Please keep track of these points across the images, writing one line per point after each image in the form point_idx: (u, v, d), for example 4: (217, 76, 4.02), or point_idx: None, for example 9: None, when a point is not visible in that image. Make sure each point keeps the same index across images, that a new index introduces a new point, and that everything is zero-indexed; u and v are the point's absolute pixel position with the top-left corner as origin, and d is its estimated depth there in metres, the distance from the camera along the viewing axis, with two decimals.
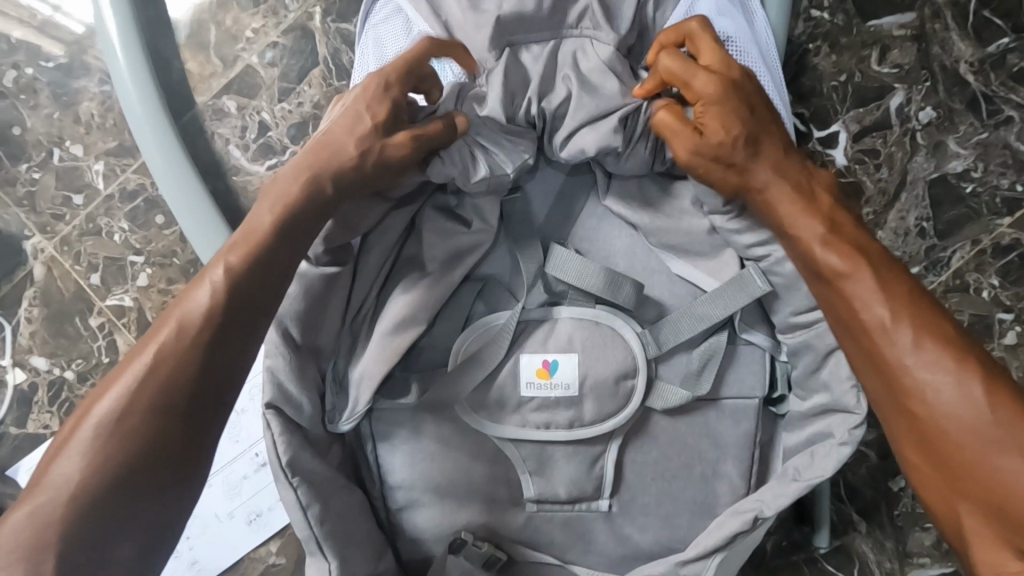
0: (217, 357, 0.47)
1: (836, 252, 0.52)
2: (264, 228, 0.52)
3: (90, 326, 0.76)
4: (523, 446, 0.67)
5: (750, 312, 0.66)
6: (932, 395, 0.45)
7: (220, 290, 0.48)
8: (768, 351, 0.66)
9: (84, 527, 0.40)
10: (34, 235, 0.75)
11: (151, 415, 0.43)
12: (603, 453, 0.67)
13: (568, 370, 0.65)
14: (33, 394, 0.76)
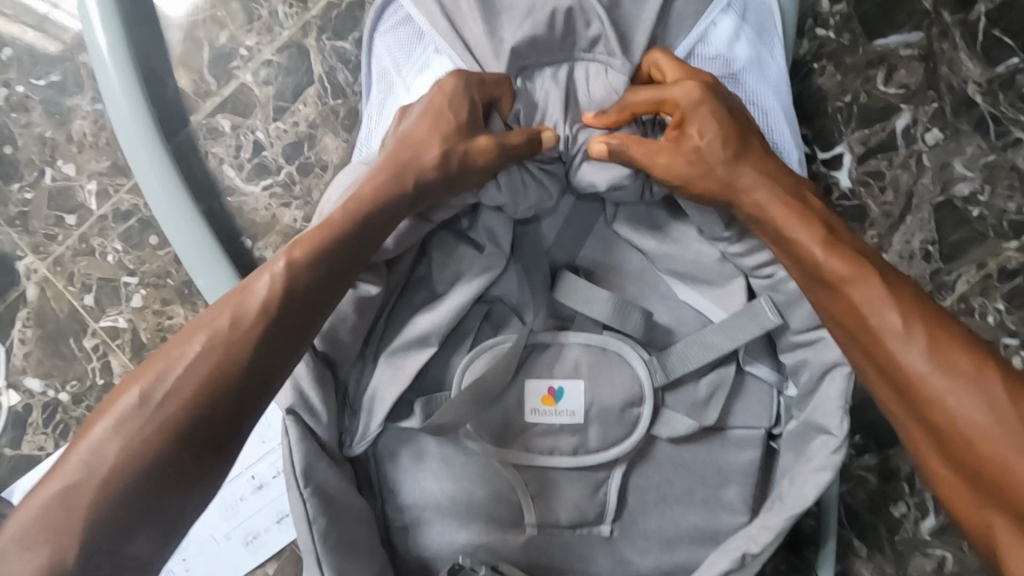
0: (263, 355, 0.45)
1: (845, 260, 0.50)
2: (332, 224, 0.51)
3: (85, 347, 0.75)
4: (525, 470, 0.66)
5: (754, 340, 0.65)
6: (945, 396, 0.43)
7: (278, 284, 0.47)
8: (768, 382, 0.65)
9: (107, 515, 0.38)
10: (26, 255, 0.74)
11: (193, 403, 0.41)
12: (605, 478, 0.67)
13: (573, 396, 0.65)
14: (28, 415, 0.75)
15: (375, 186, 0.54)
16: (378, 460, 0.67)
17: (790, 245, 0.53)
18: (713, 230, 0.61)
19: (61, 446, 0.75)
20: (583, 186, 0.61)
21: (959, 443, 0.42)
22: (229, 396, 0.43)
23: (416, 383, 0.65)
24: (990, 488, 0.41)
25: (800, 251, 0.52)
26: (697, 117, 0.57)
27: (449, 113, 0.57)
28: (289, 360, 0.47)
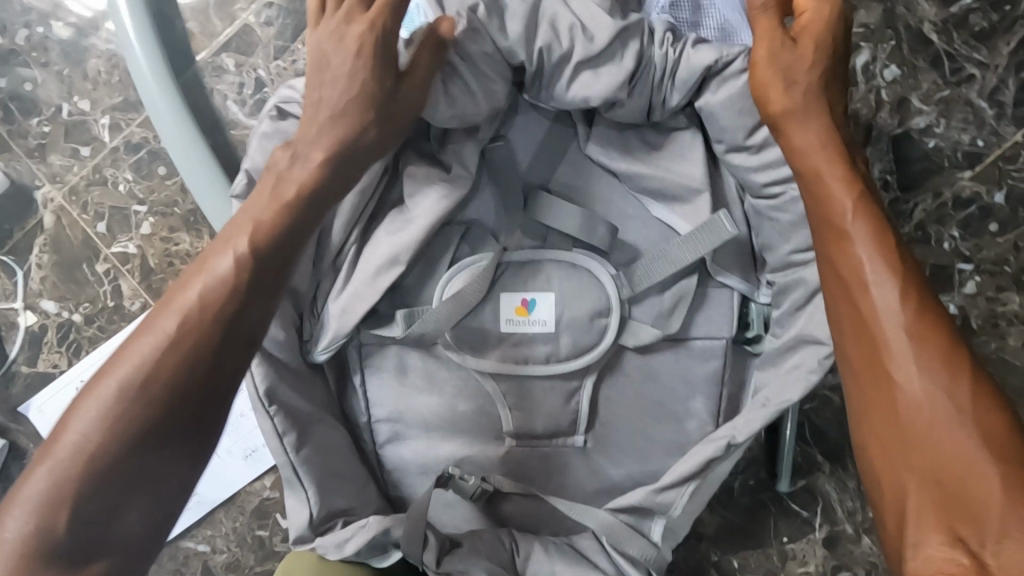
0: (220, 346, 0.51)
1: (867, 238, 0.53)
2: (269, 215, 0.56)
3: (97, 272, 0.80)
4: (503, 381, 0.71)
5: (726, 252, 0.68)
6: (908, 385, 0.49)
7: (232, 276, 0.52)
8: (739, 292, 0.69)
9: (96, 493, 0.45)
10: (44, 185, 0.80)
11: (163, 390, 0.48)
12: (577, 388, 0.71)
13: (546, 307, 0.69)
14: (44, 334, 0.80)
15: (310, 165, 0.58)
16: (362, 365, 0.73)
17: (820, 184, 0.56)
18: (735, 138, 0.63)
19: (74, 364, 0.80)
20: (570, 100, 0.64)
21: (905, 418, 0.48)
22: (194, 386, 0.49)
23: (402, 295, 0.71)
24: (921, 471, 0.47)
25: (824, 197, 0.55)
26: (763, 66, 0.59)
27: (359, 81, 0.58)
28: (245, 350, 0.52)
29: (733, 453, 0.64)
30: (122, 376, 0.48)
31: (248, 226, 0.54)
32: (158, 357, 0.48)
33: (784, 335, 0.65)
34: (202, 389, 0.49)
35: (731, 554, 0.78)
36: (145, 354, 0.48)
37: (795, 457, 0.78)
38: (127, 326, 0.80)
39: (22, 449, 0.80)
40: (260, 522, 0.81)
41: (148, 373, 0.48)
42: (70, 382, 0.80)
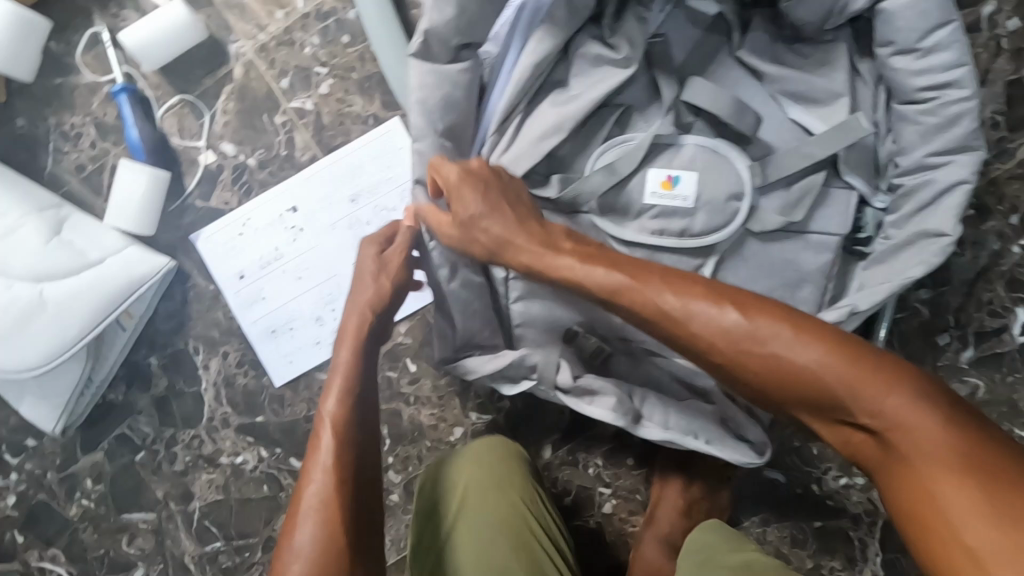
0: (357, 425, 0.65)
1: (589, 261, 0.64)
2: (343, 374, 0.66)
3: (275, 122, 0.89)
4: (635, 250, 0.79)
5: (855, 156, 0.77)
6: (741, 330, 0.57)
7: (340, 419, 0.64)
8: (858, 194, 0.78)
9: (344, 527, 0.59)
10: (239, 40, 0.90)
11: (340, 458, 0.62)
12: (699, 266, 0.80)
13: (688, 184, 0.78)
14: (219, 173, 0.90)
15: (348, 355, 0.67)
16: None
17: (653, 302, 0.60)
18: (906, 41, 0.70)
19: (244, 203, 0.90)
20: None
21: (863, 406, 0.52)
22: (349, 460, 0.63)
23: (556, 162, 0.80)
24: (789, 387, 0.55)
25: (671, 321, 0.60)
26: (512, 242, 0.68)
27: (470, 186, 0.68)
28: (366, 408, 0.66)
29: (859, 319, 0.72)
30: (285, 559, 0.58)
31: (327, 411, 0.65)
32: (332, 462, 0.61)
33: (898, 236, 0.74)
34: (356, 428, 0.64)
35: (812, 442, 0.87)
36: (314, 499, 0.60)
37: None
38: (294, 175, 0.89)
39: (188, 271, 0.91)
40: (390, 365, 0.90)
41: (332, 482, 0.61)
42: (240, 218, 0.90)
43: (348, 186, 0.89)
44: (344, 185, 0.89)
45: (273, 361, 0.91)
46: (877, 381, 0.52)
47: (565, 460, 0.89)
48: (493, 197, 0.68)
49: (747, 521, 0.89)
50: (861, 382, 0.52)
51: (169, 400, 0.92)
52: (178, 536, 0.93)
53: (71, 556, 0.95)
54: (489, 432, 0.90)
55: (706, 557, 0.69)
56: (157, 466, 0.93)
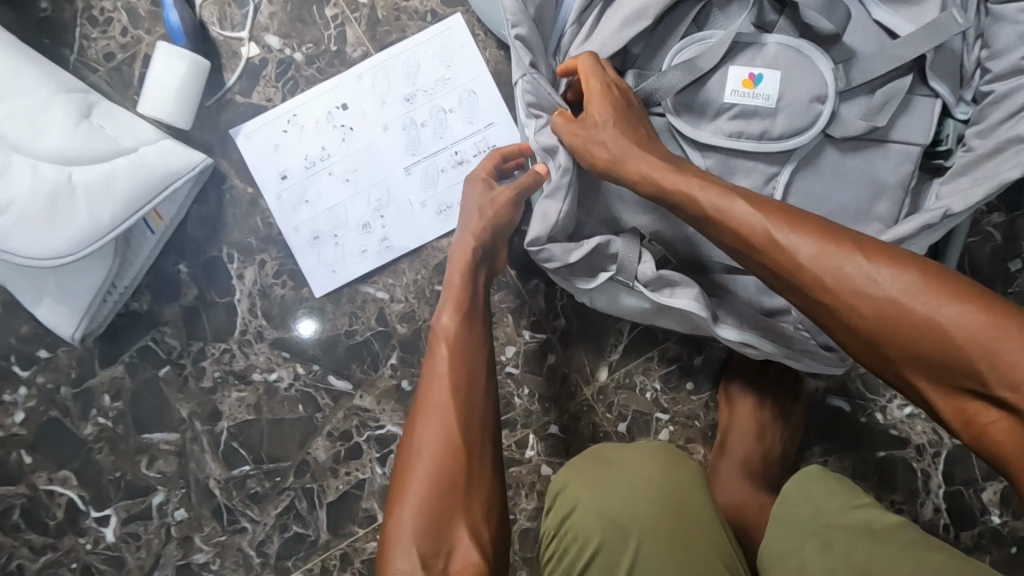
0: (474, 344, 0.68)
1: (710, 188, 0.59)
2: (455, 284, 0.71)
3: (325, 15, 0.84)
4: (707, 155, 0.74)
5: (944, 60, 0.71)
6: (865, 288, 0.50)
7: (458, 325, 0.68)
8: (942, 102, 0.71)
9: (463, 429, 0.62)
10: None
11: (458, 363, 0.66)
12: (775, 175, 0.73)
13: (771, 83, 0.71)
14: (263, 68, 0.84)
15: (457, 277, 0.71)
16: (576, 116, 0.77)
17: (720, 217, 0.58)
18: None
19: (290, 100, 0.84)
20: None
21: (947, 348, 0.47)
22: (467, 372, 0.66)
23: (630, 61, 0.76)
24: (909, 347, 0.49)
25: (746, 239, 0.56)
26: (630, 160, 0.63)
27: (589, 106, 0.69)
28: (482, 326, 0.70)
29: (942, 226, 0.68)
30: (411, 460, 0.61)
31: (446, 313, 0.69)
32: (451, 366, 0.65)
33: (981, 146, 0.68)
34: (472, 345, 0.68)
35: None
36: (437, 398, 0.63)
37: None
38: (344, 72, 0.84)
39: (224, 171, 0.85)
40: (440, 279, 0.85)
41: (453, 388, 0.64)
42: (284, 115, 0.84)
43: (403, 85, 0.84)
44: (398, 84, 0.84)
45: (313, 271, 0.85)
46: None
47: (621, 383, 0.86)
48: (623, 110, 0.65)
49: (808, 451, 0.85)
50: (1005, 347, 0.45)
51: (197, 312, 0.86)
52: (204, 459, 0.87)
53: (83, 479, 0.87)
54: (541, 353, 0.86)
55: (819, 512, 0.65)
56: (183, 382, 0.86)
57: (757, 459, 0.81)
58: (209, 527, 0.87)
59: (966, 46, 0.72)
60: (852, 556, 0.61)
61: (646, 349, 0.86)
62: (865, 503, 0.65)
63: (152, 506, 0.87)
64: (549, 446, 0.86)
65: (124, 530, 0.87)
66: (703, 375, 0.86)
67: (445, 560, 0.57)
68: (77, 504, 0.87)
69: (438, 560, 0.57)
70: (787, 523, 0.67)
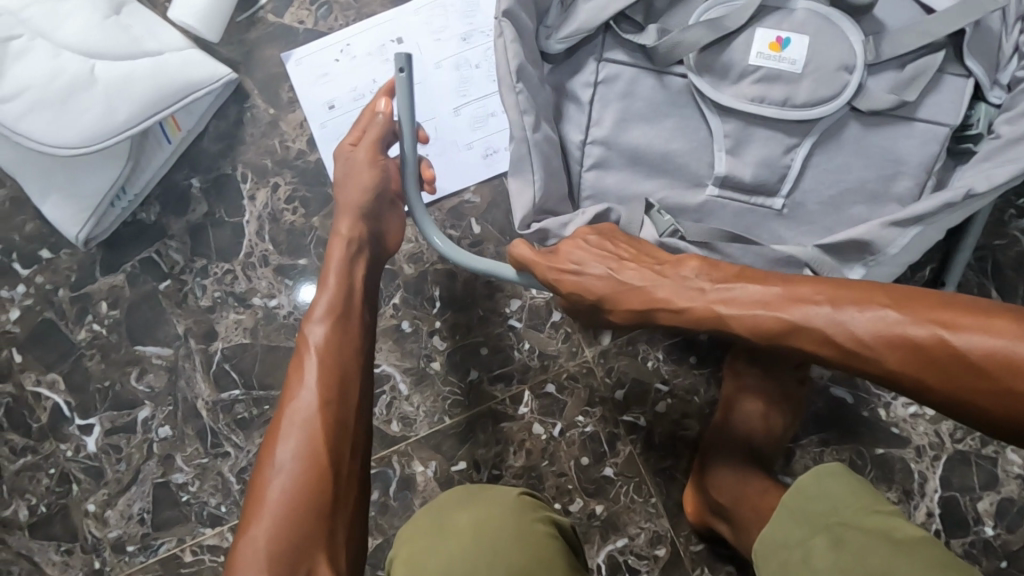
0: (346, 357, 0.64)
1: (783, 297, 0.56)
2: (334, 291, 0.67)
3: None
4: (728, 122, 0.74)
5: (980, 43, 0.71)
6: (969, 359, 0.48)
7: (330, 341, 0.64)
8: (975, 82, 0.72)
9: (313, 465, 0.57)
10: None
11: (326, 384, 0.62)
12: (794, 146, 0.73)
13: (798, 48, 0.71)
14: None
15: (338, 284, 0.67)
16: (600, 56, 0.75)
17: (803, 330, 0.55)
18: None
19: (320, 26, 0.83)
20: None
21: None
22: (331, 390, 0.61)
23: (669, 17, 0.74)
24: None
25: (833, 341, 0.53)
26: (653, 291, 0.61)
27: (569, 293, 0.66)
28: (362, 341, 0.67)
29: (963, 209, 0.67)
30: (255, 510, 0.56)
31: (321, 316, 0.65)
32: (314, 390, 0.61)
33: (1009, 133, 0.69)
34: (343, 361, 0.64)
35: None
36: (292, 435, 0.59)
37: (969, 287, 0.82)
38: (403, 6, 0.83)
39: (246, 89, 0.83)
40: (453, 223, 0.84)
41: (311, 414, 0.60)
42: (335, 44, 0.83)
43: (461, 24, 0.83)
44: (457, 23, 0.83)
45: None
46: None
47: (624, 349, 0.84)
48: (603, 268, 0.62)
49: (804, 439, 0.84)
50: None
51: (205, 229, 0.85)
52: (194, 378, 0.85)
53: (71, 385, 0.86)
54: (547, 310, 0.84)
55: (831, 510, 0.62)
56: (182, 298, 0.85)
57: (761, 445, 0.79)
58: (191, 448, 0.86)
59: (1004, 28, 0.72)
60: (861, 553, 0.57)
61: None
62: (888, 512, 0.60)
63: (137, 420, 0.86)
64: (543, 405, 0.84)
65: (106, 441, 0.86)
66: (708, 351, 0.84)
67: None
68: (62, 409, 0.86)
69: None
70: (798, 515, 0.64)
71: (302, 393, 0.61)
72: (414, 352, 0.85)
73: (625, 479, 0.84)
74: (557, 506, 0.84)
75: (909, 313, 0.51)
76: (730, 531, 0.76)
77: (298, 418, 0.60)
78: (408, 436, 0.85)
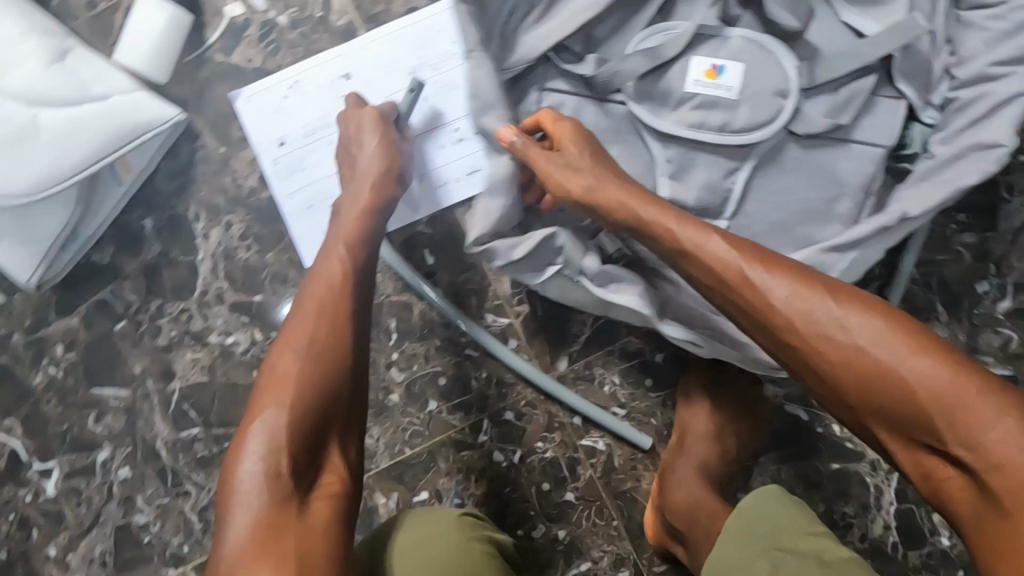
0: (363, 275, 0.64)
1: (751, 257, 0.57)
2: (357, 221, 0.67)
3: None
4: (669, 148, 0.75)
5: (910, 66, 0.73)
6: (890, 363, 0.50)
7: (350, 258, 0.64)
8: (907, 104, 0.74)
9: (318, 370, 0.56)
10: None
11: (346, 297, 0.61)
12: (735, 170, 0.75)
13: (733, 75, 0.73)
14: (245, 28, 0.83)
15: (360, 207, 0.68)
16: (543, 86, 0.76)
17: (750, 285, 0.56)
18: None
19: (269, 62, 0.83)
20: None
21: (981, 459, 0.47)
22: (345, 302, 0.60)
23: (610, 48, 0.76)
24: (917, 438, 0.50)
25: (759, 300, 0.56)
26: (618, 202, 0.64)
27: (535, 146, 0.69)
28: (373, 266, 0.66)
29: (900, 231, 0.68)
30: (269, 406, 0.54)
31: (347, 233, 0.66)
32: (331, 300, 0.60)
33: (943, 152, 0.70)
34: (360, 279, 0.64)
35: None
36: (302, 341, 0.58)
37: (916, 302, 0.84)
38: (350, 40, 0.83)
39: (198, 127, 0.84)
40: (407, 255, 0.85)
41: (336, 327, 0.59)
42: (284, 81, 0.83)
43: (410, 56, 0.83)
44: (406, 56, 0.83)
45: (305, 239, 0.84)
46: (1019, 442, 0.46)
47: (581, 374, 0.85)
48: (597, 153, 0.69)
49: (763, 458, 0.84)
50: (1015, 455, 0.46)
51: (159, 269, 0.85)
52: (153, 417, 0.85)
53: (29, 429, 0.85)
54: (503, 338, 0.85)
55: (772, 535, 0.63)
56: (138, 338, 0.85)
57: (717, 464, 0.79)
58: (152, 488, 0.85)
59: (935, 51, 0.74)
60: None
61: (610, 342, 0.84)
62: (823, 533, 0.62)
63: (97, 462, 0.86)
64: (502, 432, 0.85)
65: (66, 484, 0.85)
66: (665, 372, 0.84)
67: (314, 478, 0.54)
68: (20, 454, 0.85)
69: (309, 475, 0.53)
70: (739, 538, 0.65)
71: (314, 305, 0.60)
72: (372, 384, 0.85)
73: (585, 503, 0.85)
74: (521, 533, 0.84)
75: (868, 306, 0.52)
76: (685, 552, 0.77)
77: (314, 321, 0.59)
78: (370, 468, 0.85)
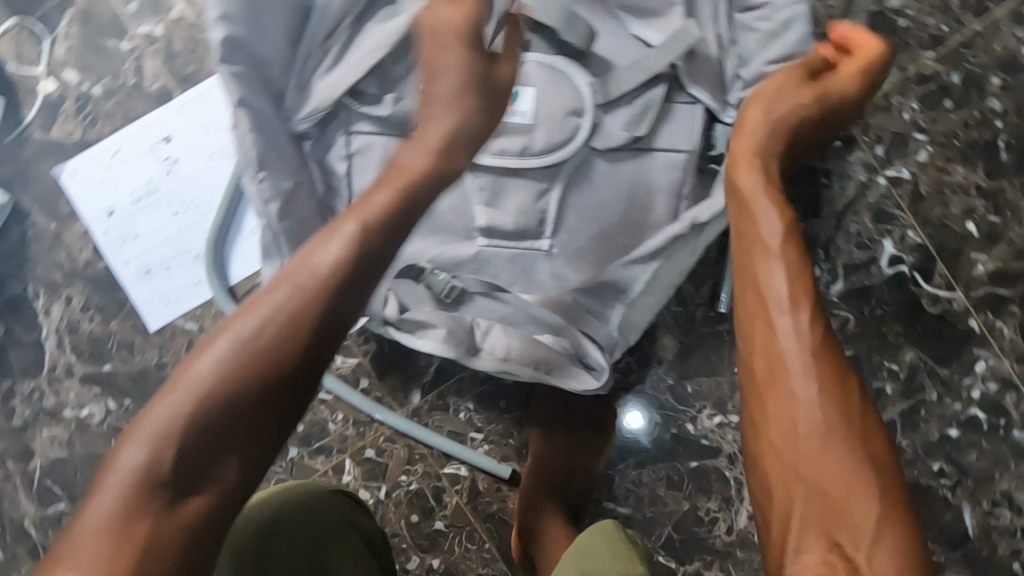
0: (334, 308, 0.47)
1: (778, 264, 0.50)
2: (376, 217, 0.50)
3: (122, 49, 0.85)
4: (480, 176, 0.76)
5: (700, 70, 0.75)
6: (829, 459, 0.43)
7: (351, 251, 0.48)
8: (705, 108, 0.75)
9: (205, 429, 0.41)
10: None
11: (286, 326, 0.45)
12: (546, 190, 0.76)
13: (526, 100, 0.74)
14: (61, 103, 0.85)
15: (387, 197, 0.51)
16: (348, 129, 0.77)
17: (748, 298, 0.51)
18: None
19: (88, 133, 0.84)
20: None
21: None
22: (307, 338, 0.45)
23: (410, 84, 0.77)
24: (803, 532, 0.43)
25: (750, 328, 0.50)
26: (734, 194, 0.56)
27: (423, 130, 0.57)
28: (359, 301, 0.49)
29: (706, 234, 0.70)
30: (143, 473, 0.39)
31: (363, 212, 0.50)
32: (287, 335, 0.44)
33: None
34: (332, 315, 0.46)
35: (686, 379, 0.86)
36: (217, 386, 0.42)
37: None
38: (165, 104, 0.84)
39: (27, 205, 0.84)
40: None
41: (270, 358, 0.44)
42: (105, 151, 0.84)
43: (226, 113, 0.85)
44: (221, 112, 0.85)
45: (147, 304, 0.84)
46: None
47: (435, 405, 0.86)
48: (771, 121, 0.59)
49: (621, 464, 0.86)
50: None
51: (6, 350, 0.85)
52: (17, 498, 0.84)
53: None
54: (355, 377, 0.86)
55: None
56: None
57: (568, 482, 0.82)
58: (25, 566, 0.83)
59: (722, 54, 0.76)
60: None
61: (459, 370, 0.86)
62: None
63: None
64: (366, 470, 0.86)
65: None
66: (517, 392, 0.86)
67: None
68: None
69: None
70: None
71: (286, 348, 0.44)
72: None
73: (456, 530, 0.85)
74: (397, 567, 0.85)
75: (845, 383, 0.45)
76: None
77: (242, 347, 0.43)
78: None
